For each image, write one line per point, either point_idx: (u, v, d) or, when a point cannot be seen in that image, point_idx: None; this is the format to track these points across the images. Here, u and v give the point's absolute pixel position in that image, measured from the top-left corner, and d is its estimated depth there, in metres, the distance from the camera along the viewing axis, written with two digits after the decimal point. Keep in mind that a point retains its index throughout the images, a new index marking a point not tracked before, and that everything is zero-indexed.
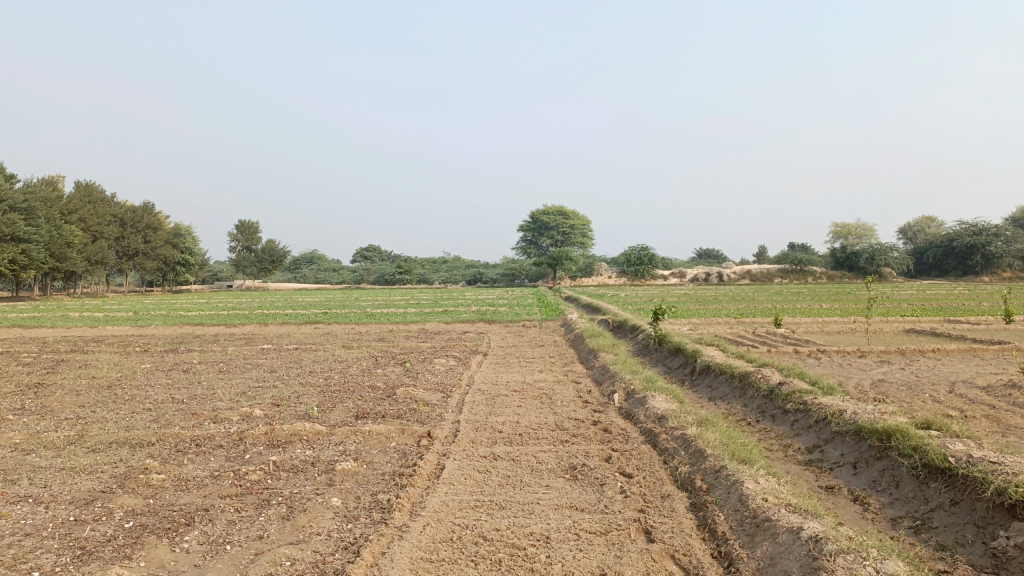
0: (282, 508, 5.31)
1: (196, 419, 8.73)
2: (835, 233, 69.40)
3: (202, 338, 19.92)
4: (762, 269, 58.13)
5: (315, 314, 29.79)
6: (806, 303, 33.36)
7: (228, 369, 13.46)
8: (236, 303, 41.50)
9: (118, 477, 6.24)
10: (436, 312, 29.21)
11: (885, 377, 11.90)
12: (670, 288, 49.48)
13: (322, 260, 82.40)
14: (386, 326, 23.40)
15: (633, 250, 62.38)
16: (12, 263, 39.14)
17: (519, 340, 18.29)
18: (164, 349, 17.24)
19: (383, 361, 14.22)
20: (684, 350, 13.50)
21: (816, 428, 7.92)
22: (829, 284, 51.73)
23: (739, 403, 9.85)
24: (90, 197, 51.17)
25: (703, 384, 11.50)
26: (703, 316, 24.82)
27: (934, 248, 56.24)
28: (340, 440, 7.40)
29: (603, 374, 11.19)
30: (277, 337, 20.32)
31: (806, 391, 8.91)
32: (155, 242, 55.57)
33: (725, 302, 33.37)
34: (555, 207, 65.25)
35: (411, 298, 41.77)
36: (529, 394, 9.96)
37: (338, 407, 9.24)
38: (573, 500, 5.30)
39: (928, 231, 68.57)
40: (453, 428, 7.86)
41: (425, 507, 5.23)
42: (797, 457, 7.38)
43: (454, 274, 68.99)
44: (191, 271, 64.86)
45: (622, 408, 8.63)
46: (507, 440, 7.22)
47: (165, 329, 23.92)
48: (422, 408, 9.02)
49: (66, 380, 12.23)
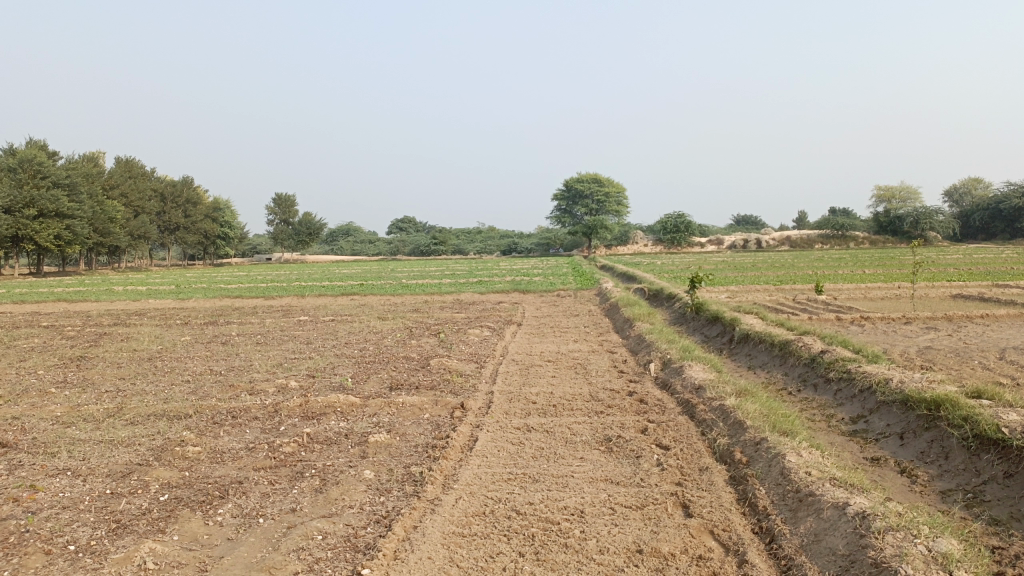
0: (315, 480, 5.28)
1: (232, 391, 8.79)
2: (877, 197, 67.67)
3: (241, 310, 20.15)
4: (802, 235, 56.99)
5: (351, 285, 29.97)
6: (848, 269, 32.61)
7: (265, 341, 13.57)
8: (273, 275, 41.96)
9: (155, 450, 6.29)
10: (471, 282, 29.19)
11: (932, 344, 11.53)
12: (708, 255, 48.71)
13: (358, 232, 82.88)
14: (421, 297, 23.43)
15: (669, 217, 61.54)
16: (58, 238, 39.99)
17: (553, 309, 18.15)
18: (203, 321, 17.47)
19: (418, 331, 14.20)
20: (722, 318, 13.25)
21: (861, 398, 7.68)
22: (871, 250, 50.56)
23: (780, 372, 9.62)
24: (130, 172, 51.99)
25: (742, 353, 11.27)
26: (741, 283, 24.39)
27: (982, 211, 54.53)
28: (373, 412, 7.37)
29: (638, 343, 11.01)
30: (313, 308, 20.47)
31: (850, 359, 8.65)
32: (195, 216, 56.39)
33: (764, 269, 32.77)
34: (590, 175, 64.58)
35: (446, 269, 41.82)
36: (564, 364, 9.84)
37: (372, 378, 9.22)
38: (608, 473, 5.19)
39: (975, 194, 66.50)
40: (487, 400, 7.79)
41: (457, 480, 5.17)
42: (841, 428, 7.16)
43: (489, 245, 68.91)
44: (230, 244, 65.76)
45: (659, 378, 8.47)
46: (541, 411, 7.12)
47: (204, 301, 24.27)
48: (455, 379, 8.97)
49: (108, 353, 12.44)
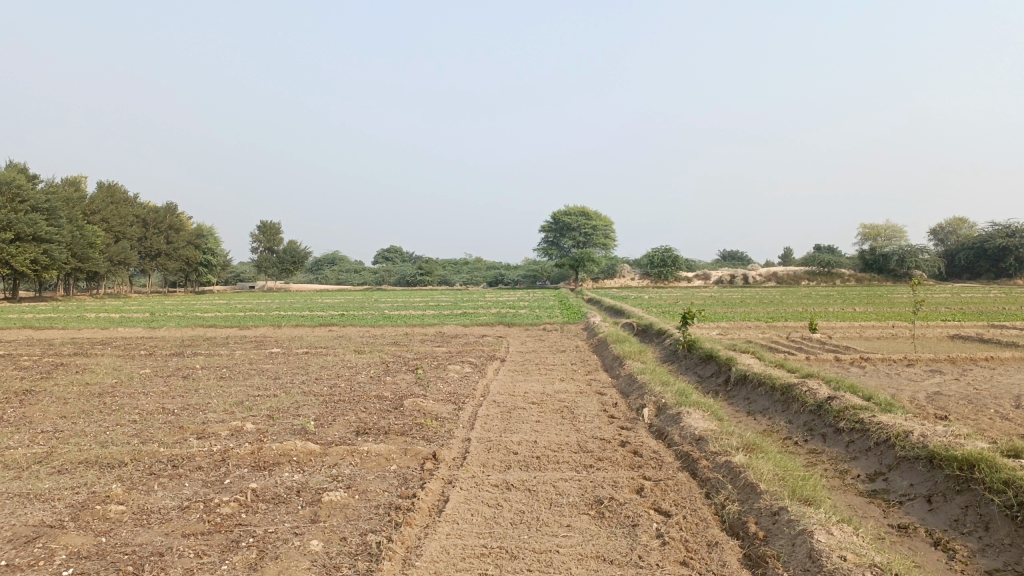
0: (251, 553, 4.43)
1: (180, 434, 7.90)
2: (863, 234, 67.66)
3: (212, 341, 19.20)
4: (789, 271, 56.68)
5: (330, 316, 29.04)
6: (838, 306, 32.04)
7: (230, 375, 12.66)
8: (253, 304, 40.92)
9: (73, 508, 5.41)
10: (455, 314, 28.35)
11: (941, 389, 10.83)
12: (695, 290, 48.09)
13: (343, 261, 82.05)
14: (402, 329, 22.59)
15: (656, 251, 61.11)
16: (34, 263, 38.86)
17: (539, 345, 17.33)
18: (169, 352, 16.52)
19: (394, 367, 13.34)
20: (717, 357, 12.52)
21: (877, 453, 6.93)
22: (858, 287, 50.21)
23: (783, 420, 8.86)
24: (112, 198, 51.00)
25: (739, 396, 10.52)
26: (732, 319, 23.76)
27: (966, 250, 54.55)
28: (333, 462, 6.52)
29: (630, 384, 10.24)
30: (289, 339, 19.55)
31: (861, 407, 7.92)
32: (177, 242, 55.30)
33: (753, 305, 32.19)
34: (577, 208, 64.22)
35: (431, 299, 41.01)
36: (549, 407, 9.03)
37: (338, 421, 8.34)
38: (600, 548, 4.38)
39: (959, 233, 66.77)
40: (463, 449, 6.96)
41: (420, 556, 4.34)
42: (858, 488, 6.40)
43: (475, 276, 68.14)
44: (213, 272, 64.66)
45: (653, 426, 7.69)
46: (523, 464, 6.32)
47: (176, 331, 23.24)
48: (430, 423, 8.13)
49: (57, 387, 11.48)
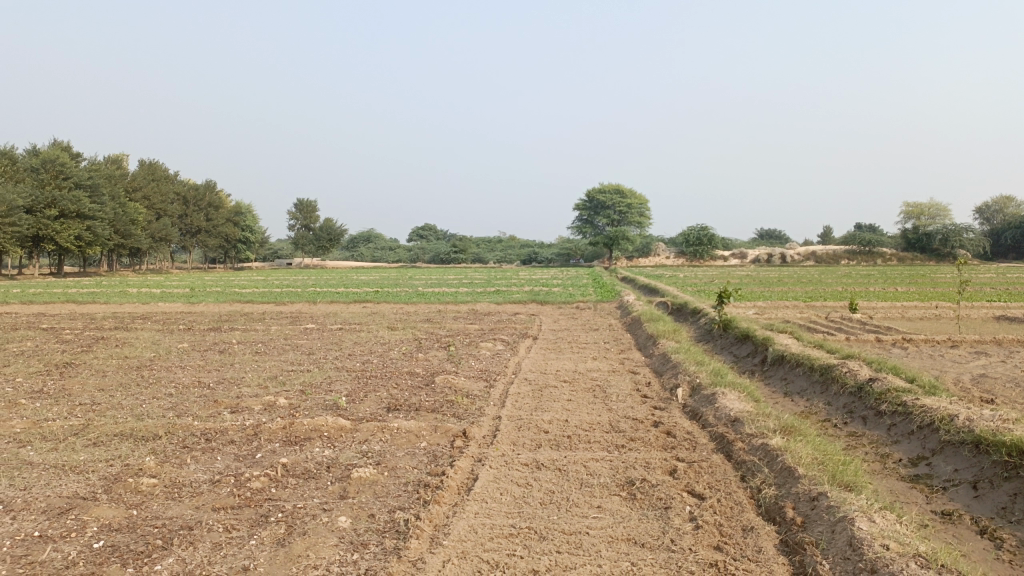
0: (279, 529, 4.42)
1: (214, 408, 7.96)
2: (906, 213, 66.00)
3: (248, 316, 19.41)
4: (828, 250, 55.58)
5: (365, 293, 29.19)
6: (878, 286, 31.32)
7: (265, 350, 12.77)
8: (290, 280, 41.36)
9: (107, 480, 5.47)
10: (488, 292, 28.32)
11: (987, 372, 10.48)
12: (732, 270, 47.39)
13: (378, 238, 82.54)
14: (435, 306, 22.63)
15: (692, 229, 60.35)
16: (79, 240, 39.68)
17: (572, 323, 17.20)
18: (206, 327, 16.74)
19: (426, 344, 13.33)
20: (753, 337, 12.28)
21: (921, 437, 6.71)
22: (900, 266, 49.08)
23: (822, 401, 8.65)
24: (153, 175, 51.80)
25: (776, 377, 10.30)
26: (769, 298, 23.39)
27: (1014, 229, 52.91)
28: (364, 438, 6.50)
29: (664, 363, 10.09)
30: (323, 315, 19.70)
31: (904, 389, 7.68)
32: (216, 219, 56.09)
33: (791, 285, 31.64)
34: (612, 185, 63.63)
35: (464, 277, 41.00)
36: (581, 385, 8.92)
37: (369, 398, 8.34)
38: (631, 530, 4.29)
39: (1007, 212, 64.79)
40: (493, 427, 6.89)
41: (448, 535, 4.29)
42: (900, 473, 6.20)
43: (509, 254, 68.06)
44: (250, 249, 65.53)
45: (687, 406, 7.55)
46: (554, 443, 6.23)
47: (213, 306, 23.57)
48: (460, 400, 8.08)
49: (97, 361, 11.68)
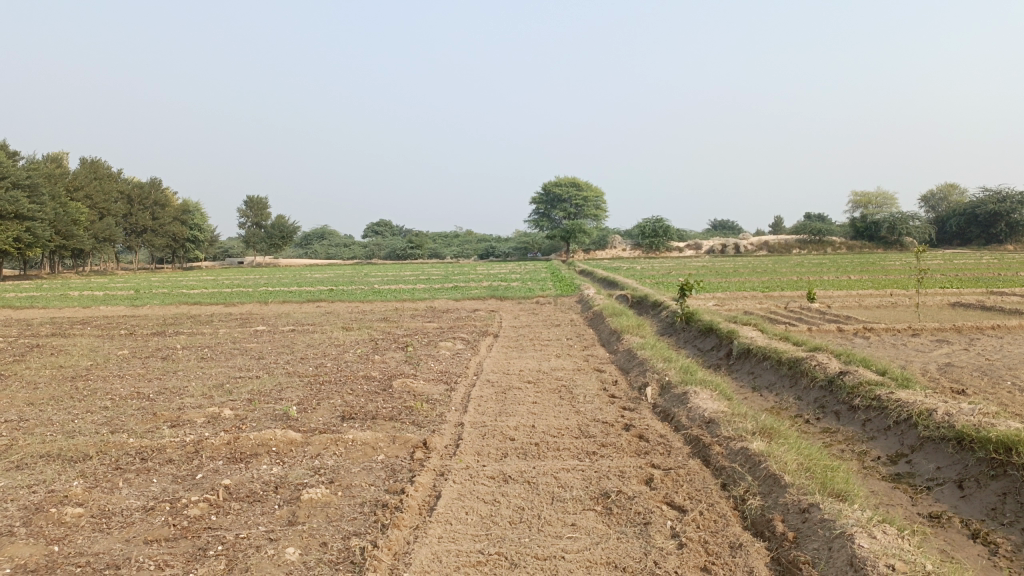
0: (220, 564, 3.95)
1: (153, 423, 7.38)
2: (854, 202, 67.31)
3: (195, 319, 18.61)
4: (780, 240, 56.31)
5: (318, 291, 28.41)
6: (832, 275, 31.68)
7: (212, 355, 12.13)
8: (241, 280, 40.22)
9: (26, 511, 4.89)
10: (445, 288, 27.81)
11: (952, 360, 10.41)
12: (687, 261, 47.54)
13: (333, 235, 81.20)
14: (392, 304, 22.08)
15: (647, 221, 60.58)
16: (17, 241, 37.95)
17: (532, 319, 16.85)
18: (151, 332, 15.94)
19: (383, 345, 12.82)
20: (718, 330, 12.08)
21: (898, 433, 6.50)
22: (850, 255, 49.94)
23: (792, 396, 8.43)
24: (96, 173, 49.98)
25: (743, 371, 10.09)
26: (728, 289, 23.36)
27: (957, 216, 54.24)
28: (316, 453, 6.02)
29: (629, 360, 9.78)
30: (276, 316, 19.00)
31: (876, 382, 7.49)
32: (163, 218, 54.39)
33: (748, 275, 31.79)
34: (567, 178, 63.53)
35: (421, 273, 40.39)
36: (546, 386, 8.54)
37: (322, 406, 7.83)
38: (609, 552, 3.94)
39: (950, 200, 66.52)
40: (456, 436, 6.47)
41: (409, 564, 3.87)
42: (880, 472, 5.96)
43: (466, 248, 67.51)
44: (200, 248, 63.79)
45: (658, 406, 7.24)
46: (522, 452, 5.85)
47: (159, 309, 22.62)
48: (420, 406, 7.64)
49: (28, 371, 10.91)
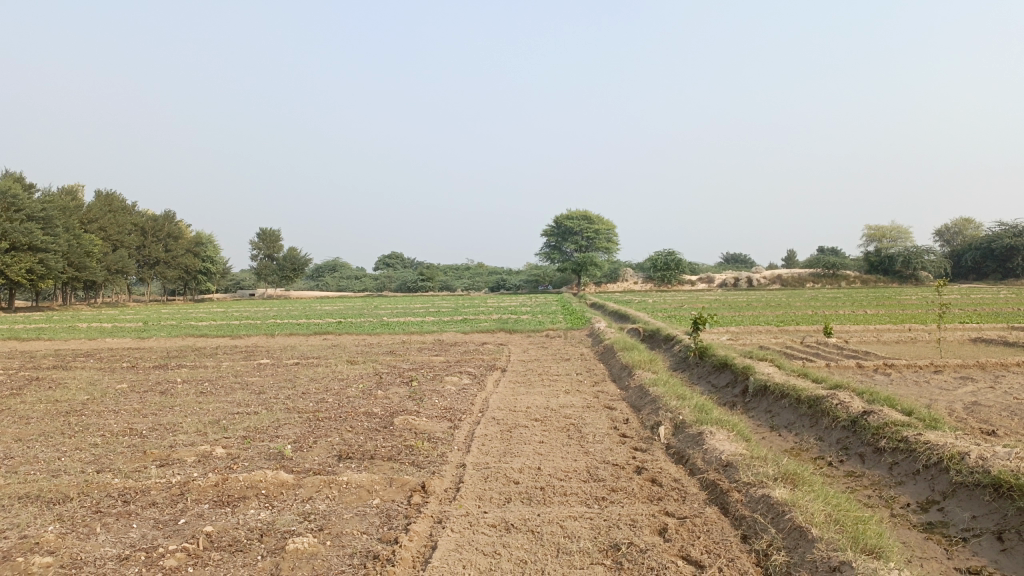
0: None
1: (141, 462, 7.05)
2: (868, 236, 66.82)
3: (200, 351, 18.33)
4: (794, 274, 55.74)
5: (327, 323, 28.16)
6: (848, 309, 31.16)
7: (212, 390, 11.82)
8: (251, 312, 40.05)
9: None
10: (455, 321, 27.49)
11: (980, 399, 9.95)
12: (699, 294, 47.10)
13: (344, 268, 81.29)
14: (400, 337, 21.77)
15: (659, 255, 60.26)
16: (30, 273, 38.02)
17: (542, 353, 16.48)
18: (153, 365, 15.67)
19: (388, 379, 12.48)
20: (732, 366, 11.68)
21: (929, 477, 6.08)
22: (865, 289, 49.35)
23: (813, 437, 8.02)
24: (110, 206, 50.28)
25: (760, 409, 9.68)
26: (741, 324, 22.92)
27: (973, 250, 53.59)
28: (307, 496, 5.67)
29: (641, 397, 9.39)
30: (282, 349, 18.71)
31: (903, 423, 7.07)
32: (176, 251, 54.57)
33: (762, 308, 31.32)
34: (579, 211, 63.43)
35: (431, 306, 40.13)
36: (554, 424, 8.16)
37: (319, 445, 7.49)
38: None
39: (965, 234, 65.89)
40: (457, 478, 6.10)
41: None
42: (911, 520, 5.54)
43: (477, 281, 67.30)
44: (212, 280, 63.88)
45: (671, 447, 6.85)
46: (527, 497, 5.48)
47: (165, 341, 22.37)
48: (421, 445, 7.28)
49: (23, 406, 10.63)
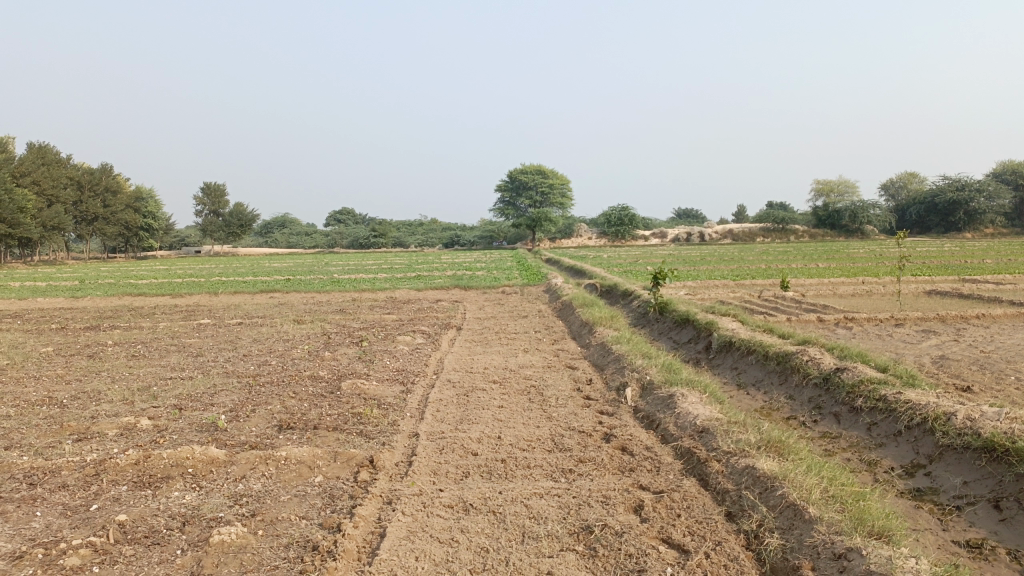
0: None
1: (55, 436, 6.31)
2: (817, 190, 67.61)
3: (136, 311, 17.31)
4: (745, 228, 56.05)
5: (274, 281, 27.11)
6: (801, 262, 31.30)
7: (144, 353, 10.98)
8: (196, 270, 38.59)
9: None
10: (408, 277, 26.77)
11: (947, 353, 9.74)
12: (652, 249, 47.07)
13: (295, 223, 79.33)
14: (351, 294, 20.98)
15: (613, 210, 60.06)
16: None
17: (499, 310, 15.96)
18: (85, 326, 14.68)
19: (336, 340, 11.80)
20: (694, 321, 11.31)
21: (912, 440, 5.74)
22: (814, 243, 49.91)
23: (783, 395, 7.68)
24: (44, 159, 47.67)
25: (726, 367, 9.32)
26: (697, 278, 22.71)
27: (918, 204, 54.50)
28: (239, 475, 5.05)
29: (604, 356, 8.94)
30: (226, 308, 17.80)
31: (879, 380, 6.74)
32: (115, 206, 52.20)
33: (716, 263, 31.26)
34: (533, 165, 62.60)
35: (384, 262, 39.24)
36: (514, 387, 7.64)
37: (257, 413, 6.83)
38: None
39: (910, 188, 67.04)
40: (409, 450, 5.54)
41: None
42: (897, 487, 5.19)
43: (430, 237, 66.26)
44: (155, 237, 61.54)
45: (641, 411, 6.39)
46: (487, 472, 4.95)
47: (102, 301, 21.14)
48: (369, 413, 6.67)
49: None
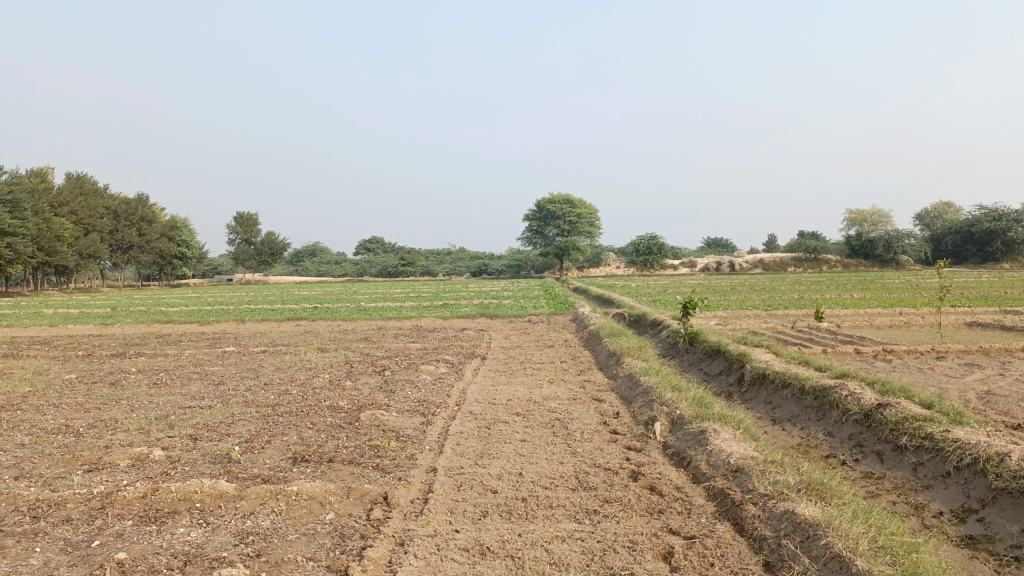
0: None
1: (66, 467, 6.16)
2: (849, 220, 66.69)
3: (163, 339, 17.32)
4: (775, 258, 55.31)
5: (301, 308, 27.15)
6: (834, 292, 30.66)
7: (166, 381, 10.88)
8: (226, 297, 38.84)
9: None
10: (434, 305, 26.64)
11: (993, 388, 9.27)
12: (681, 279, 46.51)
13: (325, 252, 80.01)
14: (378, 323, 20.87)
15: (641, 239, 59.69)
16: None
17: (524, 339, 15.71)
18: (110, 353, 14.66)
19: (359, 369, 11.62)
20: (726, 352, 10.96)
21: (963, 482, 5.35)
22: (847, 273, 49.03)
23: (821, 432, 7.30)
24: (82, 189, 48.60)
25: (759, 401, 8.95)
26: (728, 308, 22.28)
27: (953, 234, 53.40)
28: (248, 511, 4.84)
29: (631, 388, 8.63)
30: (252, 336, 17.73)
31: (924, 417, 6.35)
32: (150, 235, 53.01)
33: (747, 292, 30.72)
34: (561, 195, 62.59)
35: (411, 290, 39.19)
36: (537, 420, 7.36)
37: (272, 445, 6.63)
38: None
39: (945, 218, 65.82)
40: (425, 487, 5.29)
41: None
42: (949, 534, 4.81)
43: (458, 266, 66.36)
44: (188, 265, 62.34)
45: (670, 448, 6.08)
46: (507, 512, 4.68)
47: (131, 328, 21.25)
48: (387, 446, 6.44)
49: None
